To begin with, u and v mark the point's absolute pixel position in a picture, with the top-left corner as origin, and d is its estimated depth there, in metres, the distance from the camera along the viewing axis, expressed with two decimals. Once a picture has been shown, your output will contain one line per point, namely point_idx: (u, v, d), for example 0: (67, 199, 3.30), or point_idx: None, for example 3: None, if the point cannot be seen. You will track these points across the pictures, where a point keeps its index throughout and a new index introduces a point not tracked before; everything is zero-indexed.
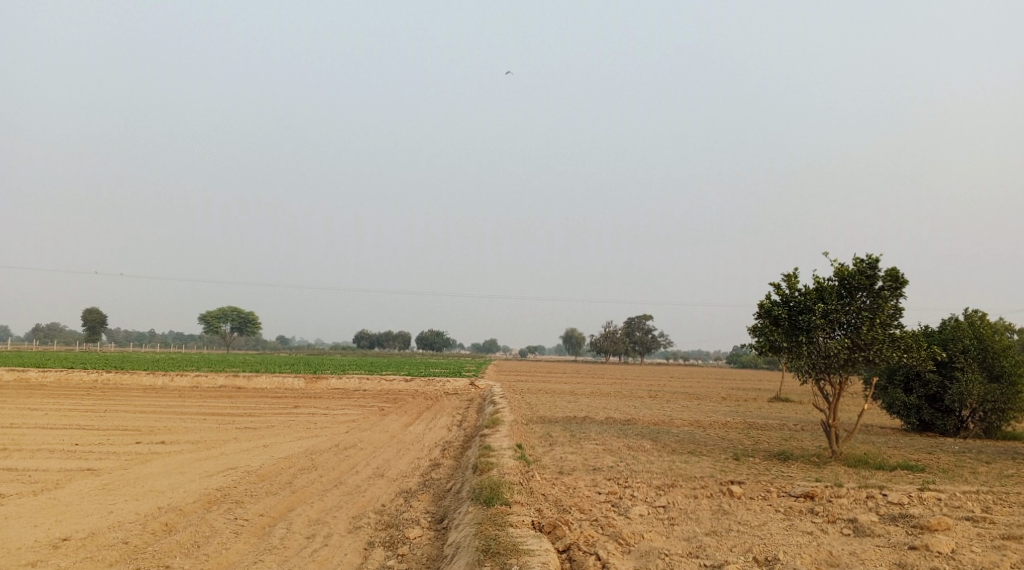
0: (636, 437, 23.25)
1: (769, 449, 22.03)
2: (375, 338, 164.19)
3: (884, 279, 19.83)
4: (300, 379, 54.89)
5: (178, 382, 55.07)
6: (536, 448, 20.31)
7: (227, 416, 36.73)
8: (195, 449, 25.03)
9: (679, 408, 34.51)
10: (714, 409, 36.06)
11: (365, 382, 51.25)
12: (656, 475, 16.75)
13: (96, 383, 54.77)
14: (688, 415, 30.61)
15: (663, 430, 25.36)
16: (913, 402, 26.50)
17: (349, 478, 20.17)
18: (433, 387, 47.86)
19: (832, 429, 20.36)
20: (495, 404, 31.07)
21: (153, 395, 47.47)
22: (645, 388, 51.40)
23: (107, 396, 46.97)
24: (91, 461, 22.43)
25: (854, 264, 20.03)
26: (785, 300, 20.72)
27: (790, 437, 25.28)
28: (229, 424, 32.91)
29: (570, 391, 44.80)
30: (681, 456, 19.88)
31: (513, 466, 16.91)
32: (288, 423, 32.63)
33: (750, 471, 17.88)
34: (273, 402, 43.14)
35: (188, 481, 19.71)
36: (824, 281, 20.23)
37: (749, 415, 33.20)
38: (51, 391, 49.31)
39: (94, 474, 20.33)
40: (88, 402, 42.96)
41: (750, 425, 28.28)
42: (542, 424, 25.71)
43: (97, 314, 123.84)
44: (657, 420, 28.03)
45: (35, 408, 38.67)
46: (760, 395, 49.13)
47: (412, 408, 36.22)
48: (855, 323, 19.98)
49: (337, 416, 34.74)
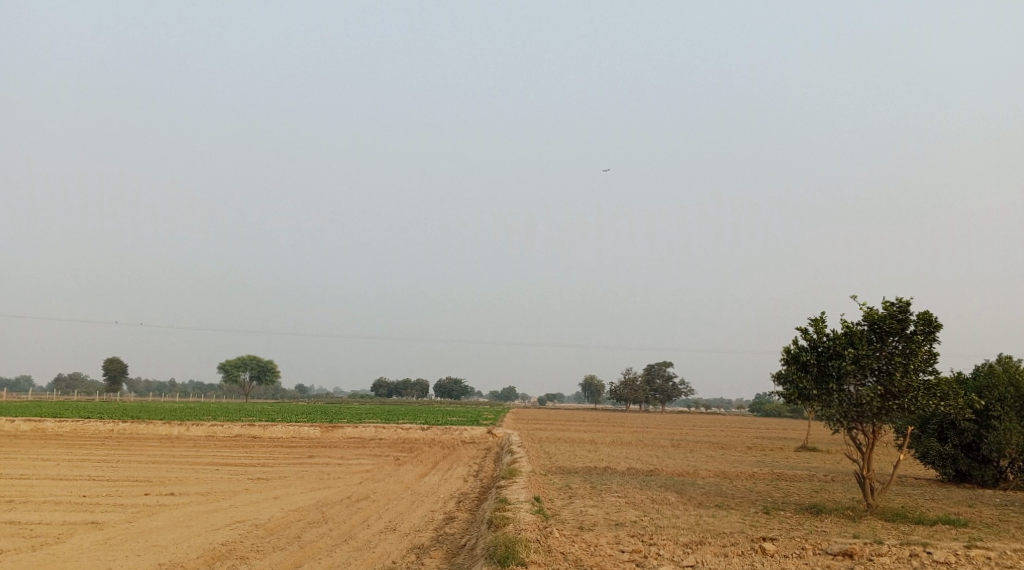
0: (661, 489, 22.31)
1: (800, 502, 21.03)
2: (393, 387, 163.24)
3: (916, 323, 18.98)
4: (316, 428, 54.09)
5: (194, 432, 54.38)
6: (555, 502, 19.45)
7: (240, 467, 35.97)
8: (205, 501, 24.32)
9: (703, 459, 33.50)
10: (740, 459, 34.95)
11: (382, 431, 50.48)
12: (682, 531, 15.86)
13: (113, 434, 54.22)
14: (714, 466, 29.60)
15: (687, 482, 24.41)
16: (948, 452, 25.40)
17: (361, 532, 19.37)
18: (450, 436, 46.96)
19: (866, 480, 19.37)
20: (514, 454, 30.21)
21: (168, 446, 46.80)
22: (668, 437, 50.20)
23: (122, 446, 46.34)
24: (97, 514, 21.75)
25: (884, 307, 19.21)
26: (813, 346, 19.92)
27: (821, 489, 24.24)
28: (241, 475, 32.12)
29: (590, 440, 43.79)
30: (707, 509, 18.97)
31: (531, 521, 16.05)
32: (301, 474, 31.80)
33: (782, 526, 16.95)
34: (288, 452, 42.34)
35: (194, 535, 18.98)
36: (853, 325, 19.41)
37: (777, 466, 32.10)
38: (68, 441, 48.81)
39: (97, 528, 19.64)
40: (102, 452, 42.38)
41: (778, 477, 27.24)
42: (561, 475, 24.85)
43: (119, 364, 123.95)
44: (681, 471, 27.07)
45: (48, 459, 38.08)
46: (787, 444, 47.80)
47: (428, 458, 35.36)
48: (888, 369, 19.08)
49: (352, 466, 33.93)
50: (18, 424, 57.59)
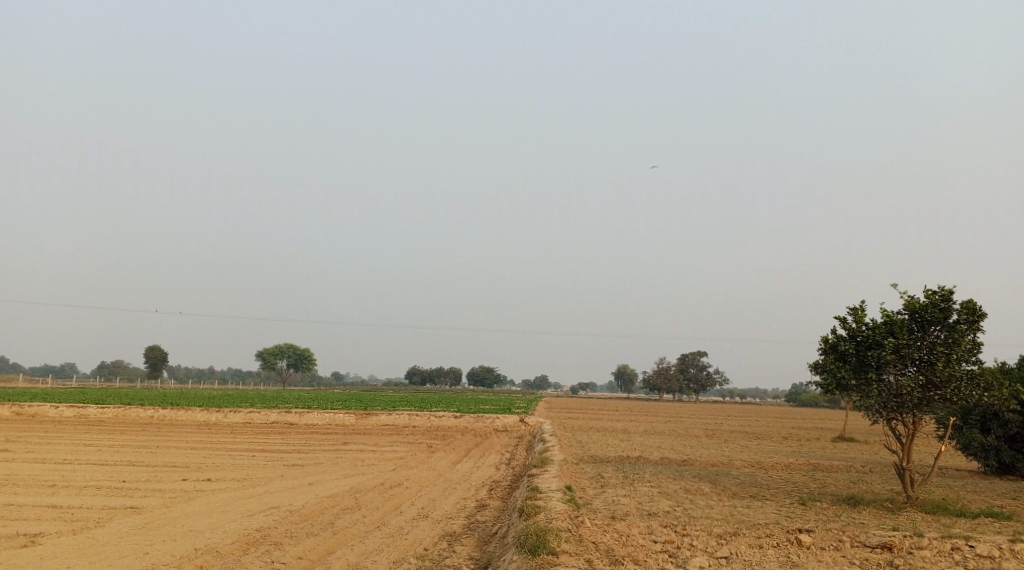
0: (694, 479, 22.08)
1: (837, 493, 20.68)
2: (427, 375, 163.95)
3: (960, 312, 18.52)
4: (351, 415, 54.49)
5: (231, 419, 55.07)
6: (587, 491, 19.31)
7: (276, 453, 36.34)
8: (240, 487, 24.58)
9: (738, 448, 33.14)
10: (775, 449, 34.54)
11: (415, 418, 50.71)
12: (716, 522, 15.64)
13: (153, 420, 55.13)
14: (748, 456, 29.26)
15: (722, 472, 24.13)
16: (991, 444, 24.80)
17: (393, 519, 19.42)
18: (483, 424, 47.02)
19: (906, 472, 18.99)
20: (546, 442, 30.14)
21: (206, 432, 47.46)
22: (703, 427, 49.77)
23: (161, 432, 47.08)
24: (136, 498, 22.08)
25: (926, 295, 18.76)
26: (852, 335, 19.53)
27: (859, 480, 23.83)
28: (276, 461, 32.45)
29: (623, 429, 43.54)
30: (742, 500, 18.72)
31: (562, 509, 15.96)
32: (335, 461, 32.03)
33: (819, 518, 16.66)
34: (323, 438, 42.69)
35: (229, 521, 19.18)
36: (894, 314, 18.98)
37: (813, 456, 31.65)
38: (109, 427, 49.69)
39: (135, 513, 19.92)
40: (142, 438, 43.07)
41: (815, 467, 26.83)
42: (594, 464, 24.71)
43: (159, 351, 125.99)
44: (715, 461, 26.78)
45: (90, 445, 38.80)
46: (824, 435, 47.11)
47: (461, 446, 35.43)
48: (929, 359, 18.65)
49: (385, 453, 34.11)
50: (61, 410, 58.85)
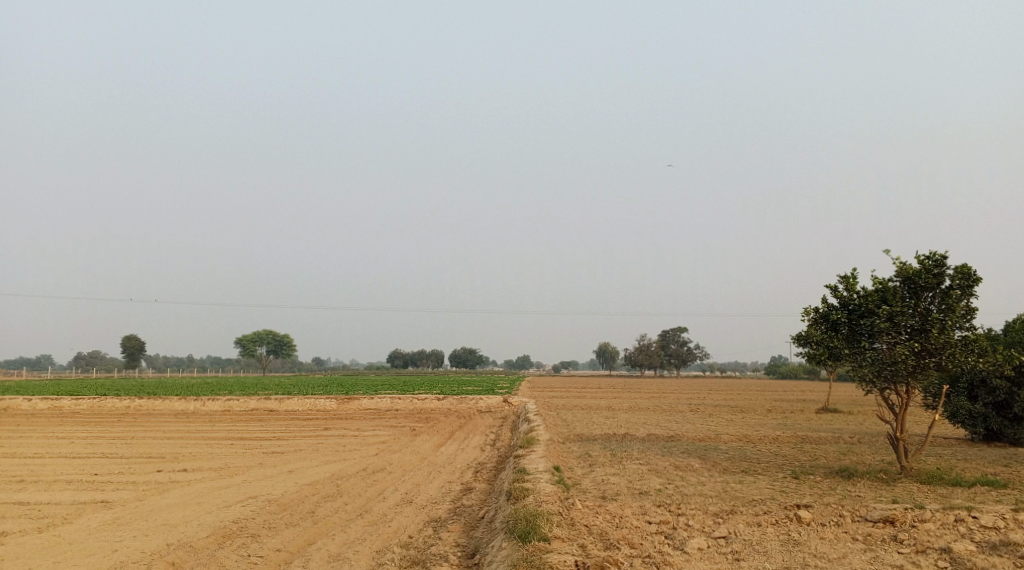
0: (684, 455, 21.61)
1: (829, 466, 20.26)
2: (408, 357, 163.08)
3: (953, 277, 18.07)
4: (332, 400, 53.69)
5: (209, 407, 54.03)
6: (575, 471, 18.74)
7: (255, 441, 35.52)
8: (218, 477, 23.82)
9: (723, 423, 32.81)
10: (760, 422, 34.23)
11: (397, 401, 50.05)
12: (710, 499, 15.16)
13: (129, 410, 54.02)
14: (735, 430, 28.89)
15: (710, 447, 23.69)
16: (979, 411, 24.52)
17: (375, 506, 18.77)
18: (465, 405, 46.45)
19: (900, 442, 18.59)
20: (530, 422, 29.64)
21: (183, 421, 46.49)
22: (686, 402, 49.48)
23: (137, 423, 46.05)
24: (107, 493, 21.26)
25: (918, 261, 18.30)
26: (844, 304, 19.05)
27: (849, 451, 23.49)
28: (255, 449, 31.66)
29: (607, 406, 43.16)
30: (734, 475, 18.26)
31: (552, 492, 15.38)
32: (316, 447, 31.33)
33: (814, 492, 16.23)
34: (303, 425, 41.88)
35: (205, 513, 18.43)
36: (886, 281, 18.50)
37: (799, 428, 31.33)
38: (84, 419, 48.57)
39: (106, 508, 19.12)
40: (117, 429, 42.07)
41: (803, 439, 26.48)
42: (580, 443, 24.20)
43: (136, 341, 124.04)
44: (703, 436, 26.34)
45: (62, 438, 37.76)
46: (807, 406, 46.97)
47: (444, 428, 34.83)
48: (922, 327, 18.21)
49: (367, 438, 33.45)
50: (34, 403, 57.47)
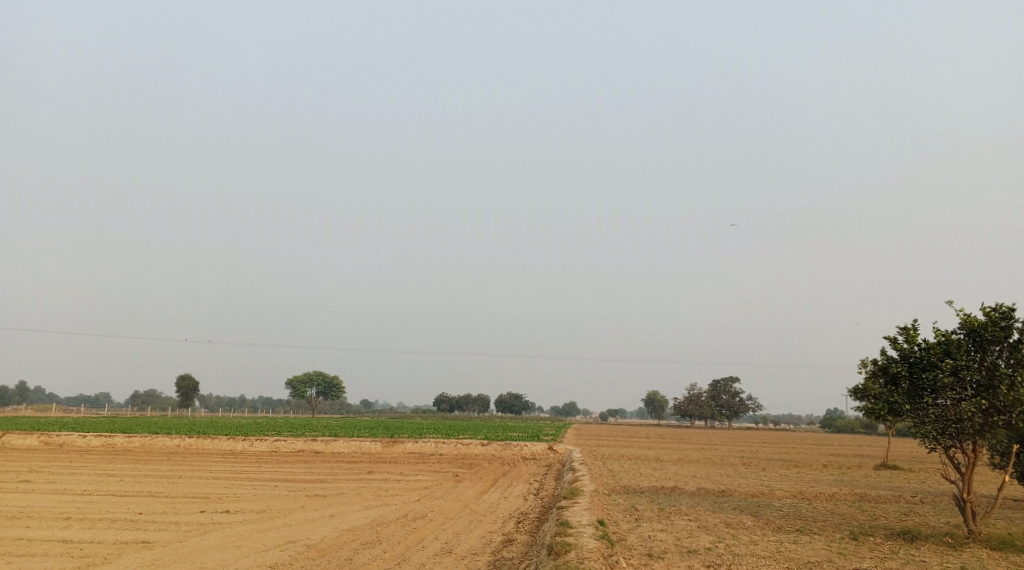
0: (735, 512, 20.79)
1: (890, 527, 19.26)
2: (456, 402, 162.59)
3: (1023, 329, 17.18)
4: (377, 442, 53.52)
5: (257, 447, 54.22)
6: (621, 525, 18.08)
7: (299, 483, 35.39)
8: (259, 519, 23.62)
9: (776, 478, 31.68)
10: (816, 478, 32.96)
11: (442, 446, 49.60)
12: (763, 561, 14.44)
13: (178, 449, 54.46)
14: (789, 486, 27.82)
15: (763, 504, 22.79)
16: None
17: (414, 555, 18.35)
18: (510, 452, 45.82)
19: (967, 504, 17.56)
20: (575, 471, 28.96)
21: (230, 461, 46.62)
22: (738, 455, 48.11)
23: (185, 462, 46.33)
24: (149, 532, 21.20)
25: (983, 313, 17.46)
26: (904, 356, 18.22)
27: (911, 511, 22.38)
28: (298, 492, 31.47)
29: (655, 457, 42.15)
30: (788, 534, 17.45)
31: (595, 547, 14.79)
32: (358, 491, 31.05)
33: (875, 555, 15.36)
34: (347, 468, 41.63)
35: (242, 557, 18.19)
36: (949, 334, 17.67)
37: (857, 485, 30.07)
38: (135, 457, 49.07)
39: (146, 548, 19.01)
40: (165, 468, 42.32)
41: (861, 498, 25.35)
42: (626, 495, 23.50)
43: (190, 380, 126.02)
44: (756, 492, 25.37)
45: (111, 475, 38.08)
46: (864, 462, 45.24)
47: (488, 475, 34.31)
48: (990, 382, 17.30)
49: (410, 483, 33.08)
50: (89, 439, 58.38)
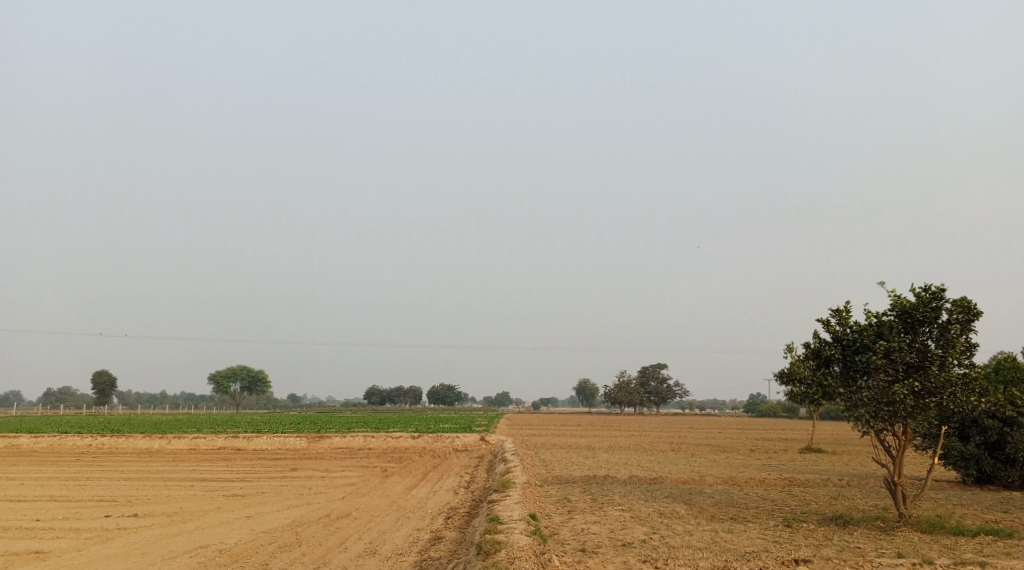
0: (667, 500, 20.35)
1: (822, 512, 19.05)
2: (387, 394, 160.85)
3: (952, 310, 17.12)
4: (303, 437, 51.88)
5: (175, 445, 51.96)
6: (553, 518, 17.42)
7: (217, 482, 33.74)
8: (169, 523, 22.19)
9: (706, 463, 31.60)
10: (745, 463, 33.04)
11: (370, 439, 48.36)
12: (699, 553, 13.87)
13: (91, 449, 51.76)
14: (719, 472, 27.64)
15: (695, 491, 22.44)
16: (971, 453, 23.49)
17: (335, 557, 17.30)
18: (441, 444, 44.92)
19: (898, 487, 17.38)
20: (506, 462, 28.30)
21: (146, 460, 44.43)
22: (668, 441, 48.26)
23: (97, 462, 44.00)
24: (46, 541, 19.62)
25: (914, 294, 17.34)
26: (837, 339, 18.03)
27: (840, 495, 22.33)
28: (216, 492, 29.99)
29: (586, 445, 41.80)
30: (722, 523, 17.02)
31: (526, 545, 14.04)
32: (280, 489, 29.65)
33: (810, 542, 15.04)
34: (270, 464, 40.04)
35: (147, 565, 16.86)
36: (881, 316, 17.50)
37: (785, 469, 30.16)
38: (43, 457, 46.43)
39: (40, 559, 17.52)
40: (74, 469, 40.02)
41: (790, 482, 25.31)
42: (558, 486, 22.90)
43: (107, 376, 121.08)
44: (687, 479, 25.07)
45: (13, 478, 35.76)
46: (790, 446, 45.86)
47: (417, 469, 33.33)
48: (921, 363, 17.19)
49: (335, 479, 31.88)
50: None
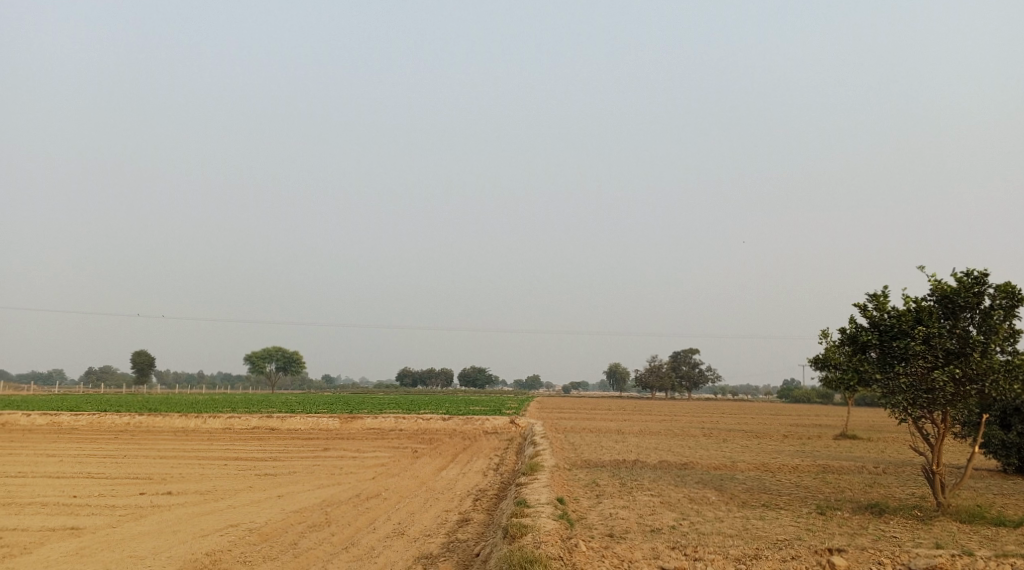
0: (697, 486, 20.11)
1: (856, 500, 18.66)
2: (419, 376, 161.80)
3: (996, 295, 16.59)
4: (335, 418, 52.30)
5: (210, 425, 52.59)
6: (581, 503, 17.26)
7: (250, 461, 34.08)
8: (201, 502, 22.39)
9: (738, 449, 31.26)
10: (777, 449, 32.65)
11: (401, 421, 48.55)
12: (730, 540, 13.62)
13: (129, 427, 52.61)
14: (752, 457, 27.29)
15: (726, 477, 22.14)
16: (1012, 441, 22.90)
17: (364, 537, 17.31)
18: (471, 426, 45.00)
19: (935, 476, 16.96)
20: (536, 445, 28.20)
21: (181, 439, 45.05)
22: (699, 426, 47.89)
23: (134, 440, 44.70)
24: (80, 517, 19.88)
25: (955, 278, 16.85)
26: (874, 324, 17.59)
27: (875, 483, 21.90)
28: (248, 471, 30.24)
29: (616, 429, 41.58)
30: (754, 510, 16.75)
31: (554, 529, 13.90)
32: (311, 469, 29.81)
33: (844, 531, 14.72)
34: (302, 445, 40.34)
35: (177, 543, 16.99)
36: (921, 300, 17.02)
37: (818, 456, 29.71)
38: (82, 435, 47.24)
39: (74, 535, 17.74)
40: (111, 447, 40.69)
41: (824, 468, 24.91)
42: (587, 470, 22.74)
43: (146, 356, 123.11)
44: (718, 464, 24.77)
45: (52, 455, 36.40)
46: (824, 432, 45.25)
47: (447, 450, 33.38)
48: (961, 350, 16.71)
49: (366, 460, 32.03)
50: (33, 419, 56.08)
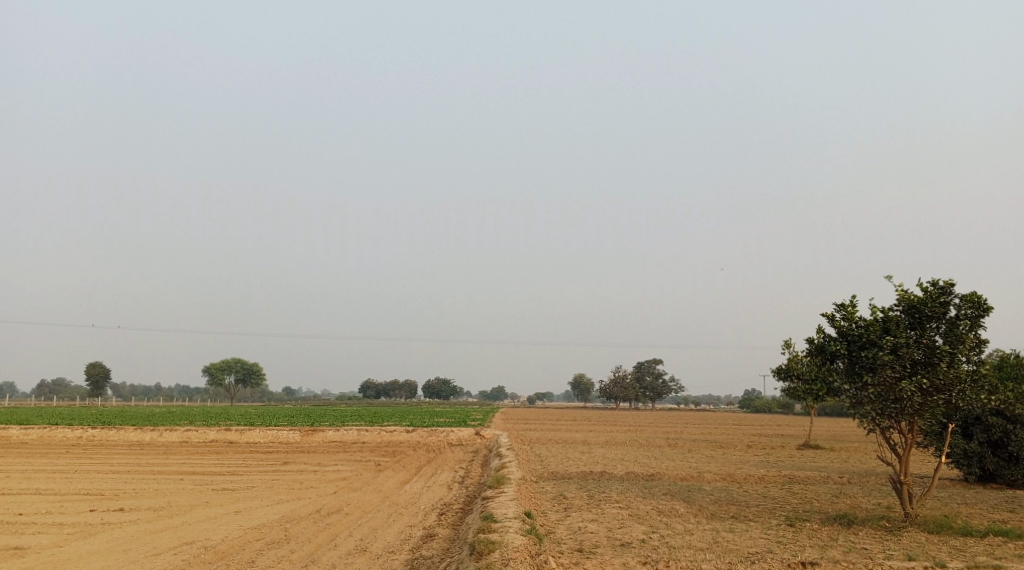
0: (665, 497, 19.88)
1: (824, 511, 18.54)
2: (382, 388, 160.50)
3: (961, 305, 16.62)
4: (296, 431, 51.32)
5: (167, 438, 51.29)
6: (548, 516, 16.92)
7: (207, 475, 33.18)
8: (155, 518, 21.62)
9: (704, 460, 31.13)
10: (742, 459, 32.61)
11: (364, 433, 47.81)
12: (702, 554, 13.33)
13: (82, 441, 51.11)
14: (718, 468, 27.16)
15: (694, 488, 21.94)
16: (974, 450, 23.01)
17: (324, 555, 16.75)
18: (436, 438, 44.44)
19: (903, 487, 16.87)
20: (501, 457, 27.80)
21: (137, 453, 43.87)
22: (664, 436, 47.80)
23: (87, 455, 43.41)
24: (26, 537, 19.04)
25: (922, 289, 16.84)
26: (842, 334, 17.50)
27: (841, 493, 21.84)
28: (205, 486, 29.39)
29: (582, 440, 41.33)
30: (723, 522, 16.53)
31: (522, 544, 13.53)
32: (270, 483, 29.03)
33: (815, 543, 14.55)
34: (262, 458, 39.47)
35: (128, 563, 16.30)
36: (888, 310, 16.99)
37: (783, 466, 29.68)
38: (32, 449, 45.75)
39: (18, 555, 16.93)
40: (63, 462, 39.44)
41: (790, 479, 24.85)
42: (553, 482, 22.40)
43: (101, 368, 120.29)
44: (685, 475, 24.58)
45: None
46: (787, 442, 45.43)
47: (410, 463, 32.84)
48: (928, 360, 16.69)
49: (328, 473, 31.38)
50: None
